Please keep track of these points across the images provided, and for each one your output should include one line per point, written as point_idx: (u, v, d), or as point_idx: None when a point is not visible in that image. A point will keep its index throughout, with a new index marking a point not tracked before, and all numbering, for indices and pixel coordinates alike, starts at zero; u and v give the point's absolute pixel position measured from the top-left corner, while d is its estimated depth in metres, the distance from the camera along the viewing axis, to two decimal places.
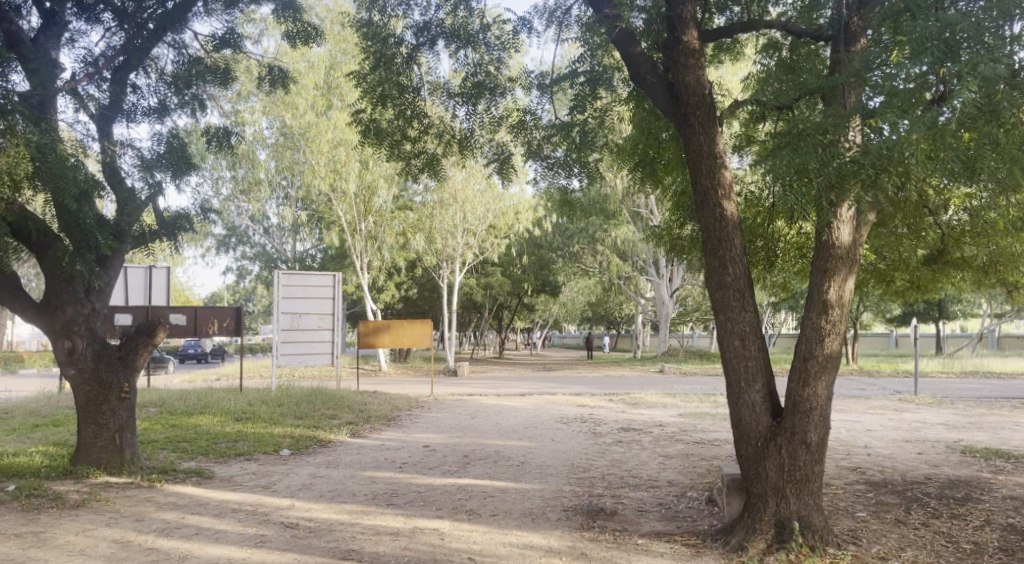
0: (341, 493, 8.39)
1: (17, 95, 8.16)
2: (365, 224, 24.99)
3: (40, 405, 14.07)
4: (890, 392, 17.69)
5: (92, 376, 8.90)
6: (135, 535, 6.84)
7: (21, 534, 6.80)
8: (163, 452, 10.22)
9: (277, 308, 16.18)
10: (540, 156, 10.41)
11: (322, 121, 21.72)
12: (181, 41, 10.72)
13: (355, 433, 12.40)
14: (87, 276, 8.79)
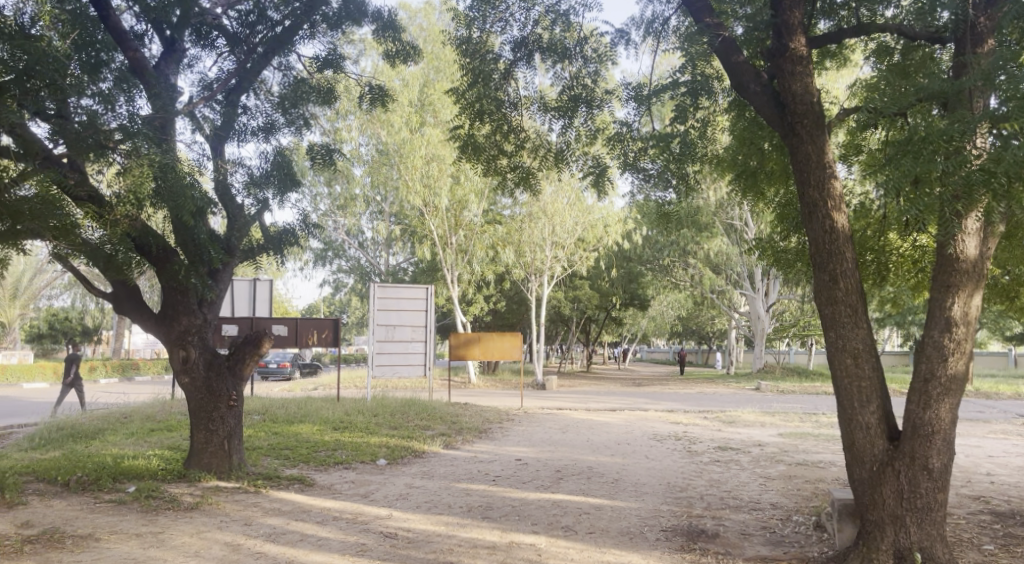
0: (437, 504, 8.46)
1: (141, 119, 8.66)
2: (456, 238, 25.28)
3: (155, 410, 14.76)
4: (1009, 416, 16.62)
5: (203, 384, 9.28)
6: (244, 539, 7.07)
7: (141, 534, 7.13)
8: (268, 459, 10.55)
9: (372, 320, 16.54)
10: (637, 168, 10.16)
11: (416, 137, 22.18)
12: (288, 63, 11.13)
13: (448, 444, 12.50)
14: (201, 289, 9.24)
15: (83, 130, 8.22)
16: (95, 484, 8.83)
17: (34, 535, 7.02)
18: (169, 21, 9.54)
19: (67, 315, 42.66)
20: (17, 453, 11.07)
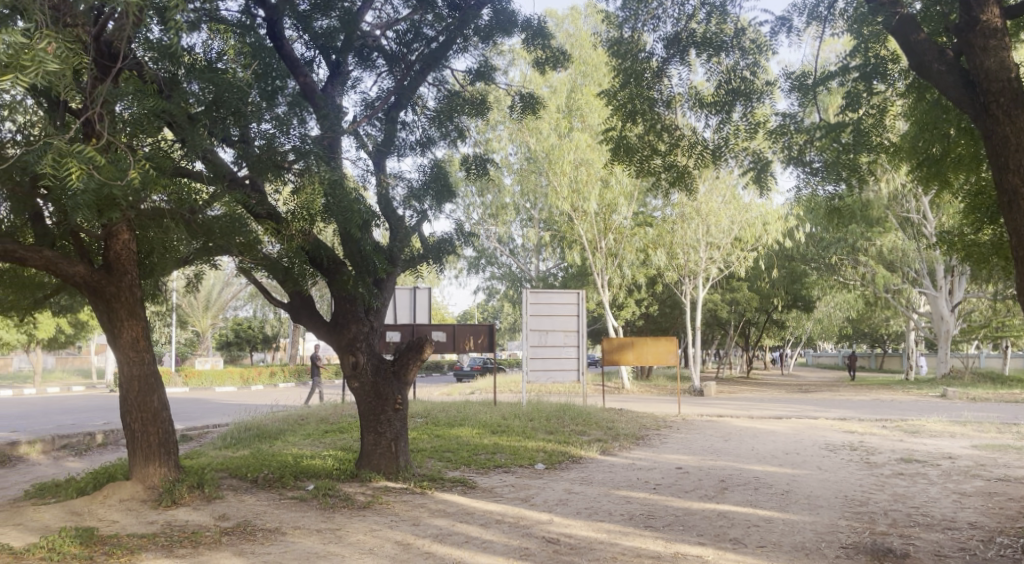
0: (598, 511, 8.34)
1: (312, 139, 9.16)
2: (606, 242, 25.07)
3: (328, 413, 15.58)
4: None
5: (371, 389, 9.64)
6: (413, 539, 7.24)
7: (320, 530, 7.47)
8: (432, 461, 10.82)
9: (526, 325, 16.68)
10: (801, 162, 9.51)
11: (565, 142, 22.18)
12: (441, 78, 11.42)
13: (606, 450, 12.35)
14: (367, 297, 9.60)
15: (263, 154, 8.79)
16: (280, 482, 9.38)
17: (228, 527, 7.52)
18: (334, 45, 10.07)
19: (249, 323, 46.02)
20: (212, 451, 11.98)
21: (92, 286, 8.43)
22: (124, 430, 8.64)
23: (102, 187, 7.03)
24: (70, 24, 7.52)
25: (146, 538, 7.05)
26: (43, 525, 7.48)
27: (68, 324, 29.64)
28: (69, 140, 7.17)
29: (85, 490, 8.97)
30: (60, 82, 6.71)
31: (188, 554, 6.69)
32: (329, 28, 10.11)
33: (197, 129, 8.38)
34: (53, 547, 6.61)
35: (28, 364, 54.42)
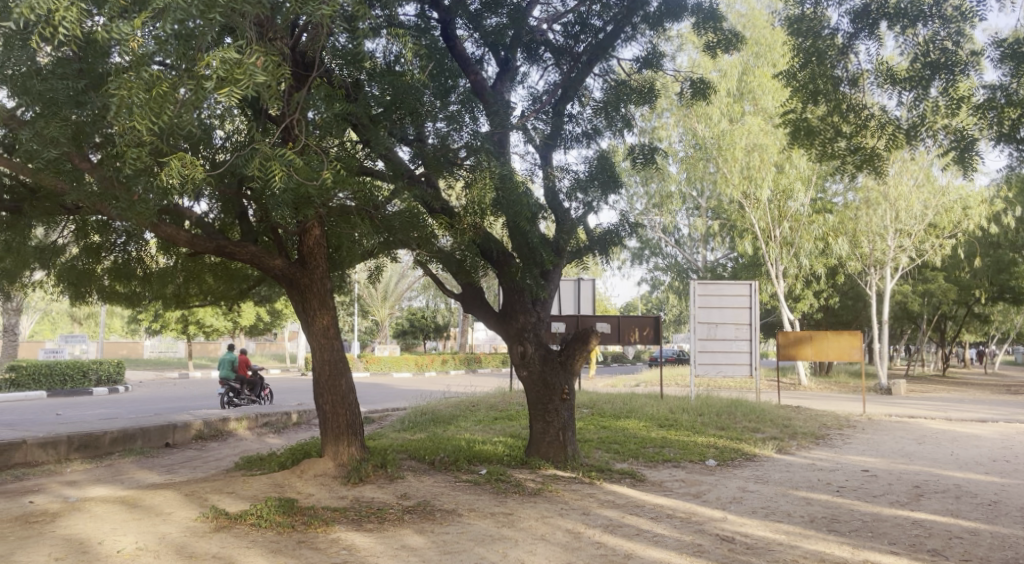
0: (776, 511, 8.03)
1: (484, 135, 9.45)
2: (781, 230, 24.04)
3: (496, 400, 16.00)
4: None
5: (540, 378, 9.81)
6: (584, 528, 7.29)
7: (494, 514, 7.69)
8: (600, 452, 10.85)
9: (693, 318, 16.33)
10: (1014, 138, 8.64)
11: (736, 127, 21.53)
12: (608, 68, 11.35)
13: (782, 449, 11.88)
14: (535, 289, 9.74)
15: (437, 151, 9.22)
16: (455, 465, 9.76)
17: (409, 506, 7.90)
18: (504, 43, 10.34)
19: (422, 313, 48.11)
20: (392, 434, 12.61)
21: (289, 278, 9.15)
22: (316, 410, 9.34)
23: (299, 187, 7.60)
24: (273, 38, 7.97)
25: (338, 512, 7.55)
26: (251, 494, 8.20)
27: (266, 312, 32.37)
28: (272, 145, 7.81)
29: (285, 464, 9.77)
30: (266, 91, 7.30)
31: (375, 529, 7.09)
32: (498, 25, 10.21)
33: (380, 130, 8.88)
34: (260, 515, 7.22)
35: (232, 349, 59.89)
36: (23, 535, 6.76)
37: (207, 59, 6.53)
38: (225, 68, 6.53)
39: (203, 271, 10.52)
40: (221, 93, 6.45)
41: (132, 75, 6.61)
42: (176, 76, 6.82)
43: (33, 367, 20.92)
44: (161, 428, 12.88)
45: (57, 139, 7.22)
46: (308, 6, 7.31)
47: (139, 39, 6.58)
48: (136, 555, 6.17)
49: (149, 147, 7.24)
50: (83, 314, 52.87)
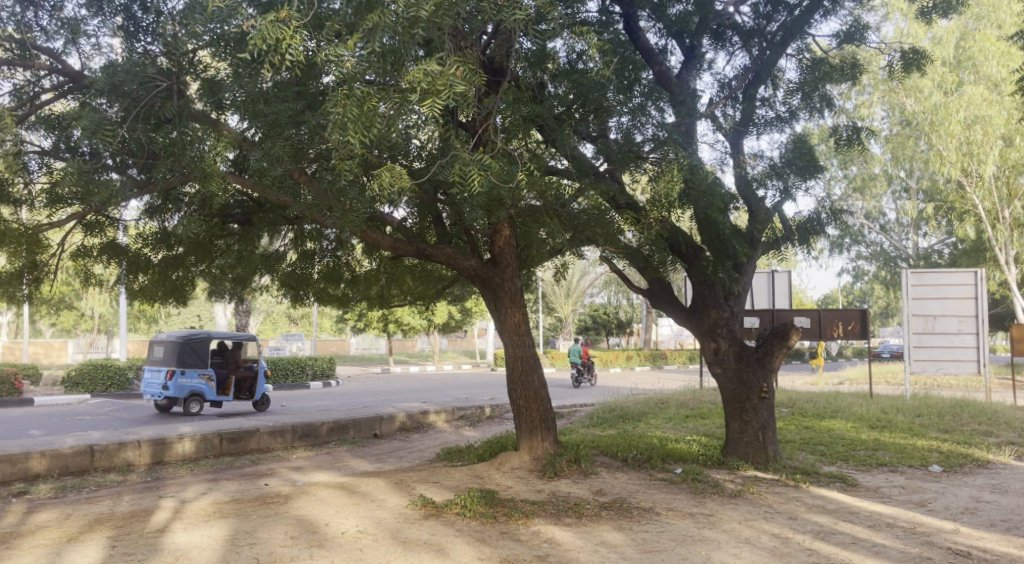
0: (1019, 526, 7.29)
1: (670, 126, 9.32)
2: (1011, 211, 21.75)
3: (688, 398, 15.69)
4: None
5: (735, 376, 9.52)
6: (793, 533, 6.99)
7: (695, 514, 7.57)
8: (803, 454, 10.38)
9: (907, 310, 15.20)
10: None
11: (952, 99, 19.88)
12: (804, 46, 10.79)
13: (1022, 456, 10.75)
14: (728, 283, 9.48)
15: (623, 147, 9.21)
16: (649, 463, 9.70)
17: (607, 502, 7.95)
18: (690, 29, 10.14)
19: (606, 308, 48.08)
20: (583, 429, 12.74)
21: (480, 277, 9.47)
22: (510, 405, 9.61)
23: (493, 190, 7.90)
24: (466, 47, 8.28)
25: (537, 505, 7.72)
26: (454, 485, 8.58)
27: (457, 310, 33.64)
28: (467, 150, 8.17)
29: (484, 457, 10.14)
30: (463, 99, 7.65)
31: (575, 524, 7.19)
32: (683, 13, 10.08)
33: (565, 128, 9.00)
34: (465, 505, 7.53)
35: (426, 346, 62.71)
36: (262, 514, 7.48)
37: (412, 73, 6.94)
38: (427, 80, 6.90)
39: (404, 273, 11.15)
40: (425, 104, 6.82)
41: (345, 93, 7.18)
42: (382, 91, 7.28)
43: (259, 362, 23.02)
44: (369, 419, 13.77)
45: (282, 157, 8.04)
46: (502, 12, 7.55)
47: (349, 60, 7.12)
48: (357, 538, 6.66)
49: (359, 160, 7.83)
50: (296, 314, 57.76)
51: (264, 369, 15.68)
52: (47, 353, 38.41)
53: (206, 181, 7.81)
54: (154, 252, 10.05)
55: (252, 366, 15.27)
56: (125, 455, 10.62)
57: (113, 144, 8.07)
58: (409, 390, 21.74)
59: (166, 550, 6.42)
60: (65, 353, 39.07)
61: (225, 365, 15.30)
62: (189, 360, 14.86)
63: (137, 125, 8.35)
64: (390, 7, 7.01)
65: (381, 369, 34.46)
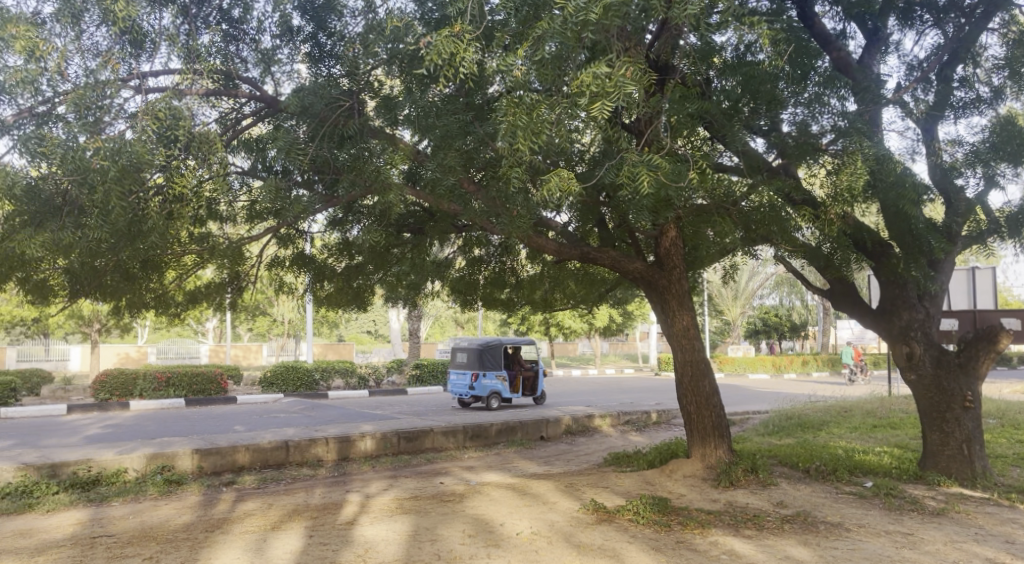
0: None
1: (852, 115, 8.81)
2: None
3: (876, 406, 14.68)
4: None
5: (933, 382, 8.81)
6: (1010, 559, 6.34)
7: (890, 532, 7.05)
8: (1018, 470, 9.41)
9: None
10: None
11: None
12: (1012, 18, 9.82)
13: None
14: (923, 282, 8.80)
15: (798, 139, 8.78)
16: (835, 475, 9.16)
17: (790, 515, 7.58)
18: (874, 11, 9.56)
19: (779, 311, 45.95)
20: (757, 437, 12.23)
21: (647, 280, 9.35)
22: (680, 411, 9.40)
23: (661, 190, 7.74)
24: (631, 47, 8.00)
25: (714, 515, 7.50)
26: (626, 490, 8.51)
27: (619, 313, 33.24)
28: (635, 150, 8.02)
29: (654, 463, 9.97)
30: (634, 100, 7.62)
31: (756, 536, 6.91)
32: None
33: (734, 123, 8.82)
34: (637, 511, 7.44)
35: (589, 350, 62.67)
36: (441, 512, 7.75)
37: (582, 78, 6.97)
38: (598, 83, 6.89)
39: (568, 277, 11.24)
40: (595, 107, 6.80)
41: (515, 101, 7.36)
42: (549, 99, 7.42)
43: (430, 365, 23.86)
44: (536, 422, 13.92)
45: (453, 167, 8.35)
46: (671, 10, 7.43)
47: (520, 68, 7.28)
48: (532, 539, 6.75)
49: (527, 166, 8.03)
50: (464, 318, 59.70)
51: (539, 368, 18.18)
52: (245, 356, 42.04)
53: (385, 194, 8.30)
54: (337, 262, 10.73)
55: (536, 368, 17.53)
56: (314, 451, 11.37)
57: (304, 163, 8.70)
58: (573, 393, 21.84)
59: (356, 542, 6.80)
60: (261, 357, 42.85)
61: (512, 367, 17.47)
62: (488, 365, 16.95)
63: (323, 143, 8.97)
64: (558, 13, 7.16)
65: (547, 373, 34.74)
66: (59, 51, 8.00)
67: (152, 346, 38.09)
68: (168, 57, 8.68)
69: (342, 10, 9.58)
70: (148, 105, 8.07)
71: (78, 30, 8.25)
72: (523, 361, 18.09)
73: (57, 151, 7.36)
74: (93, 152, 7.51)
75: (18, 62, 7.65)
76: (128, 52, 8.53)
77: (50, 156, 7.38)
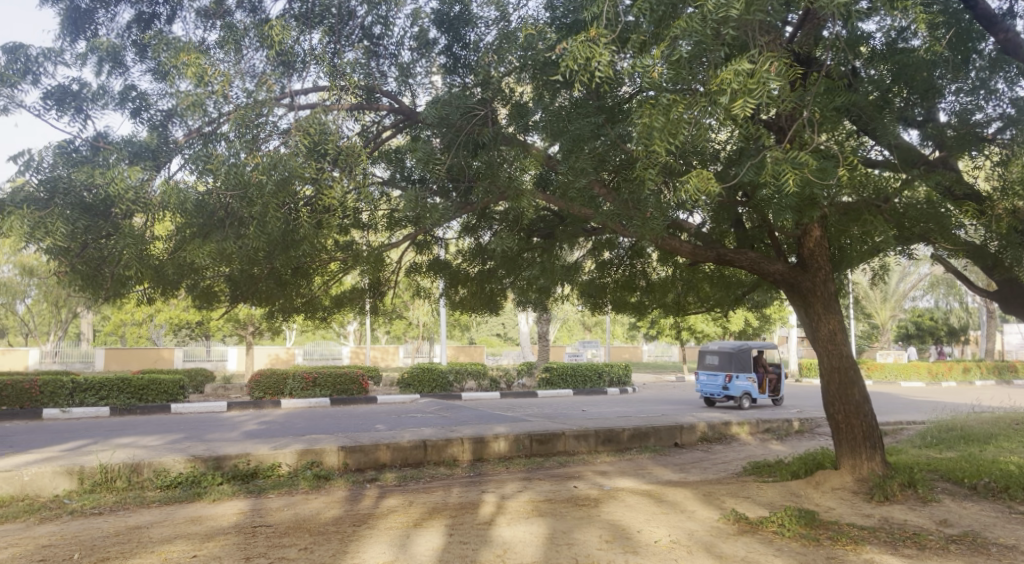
0: None
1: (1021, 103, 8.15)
2: None
3: None
4: None
5: None
6: None
7: None
8: None
9: None
10: None
11: None
12: None
13: None
14: None
15: (959, 130, 8.24)
16: (1006, 492, 8.41)
17: (955, 534, 7.02)
18: None
19: (933, 314, 42.67)
20: (914, 449, 11.40)
21: (790, 282, 8.95)
22: (828, 419, 8.91)
23: (807, 188, 7.35)
24: (770, 42, 7.52)
25: (868, 531, 7.07)
26: (770, 501, 8.18)
27: (756, 316, 32.05)
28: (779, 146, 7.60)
29: (799, 474, 9.50)
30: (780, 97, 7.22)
31: (916, 556, 6.45)
32: None
33: (887, 115, 8.22)
34: (782, 523, 7.13)
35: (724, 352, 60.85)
36: (577, 516, 7.74)
37: (723, 75, 6.74)
38: (739, 80, 6.65)
39: (701, 280, 10.94)
40: (739, 106, 6.59)
41: (651, 102, 7.21)
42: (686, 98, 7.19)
43: (560, 368, 23.85)
44: (670, 428, 13.65)
45: (586, 170, 8.29)
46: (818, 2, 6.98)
47: (657, 68, 7.06)
48: (671, 548, 6.62)
49: (661, 168, 7.81)
50: (596, 320, 59.50)
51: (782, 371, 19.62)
52: (384, 357, 43.96)
53: (519, 200, 8.51)
54: (470, 266, 10.95)
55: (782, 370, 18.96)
56: (451, 451, 11.67)
57: (440, 172, 8.92)
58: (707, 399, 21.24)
59: (494, 542, 6.90)
60: (397, 358, 44.62)
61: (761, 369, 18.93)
62: (740, 366, 18.55)
63: (458, 152, 9.13)
64: (697, 11, 6.91)
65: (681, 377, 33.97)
66: (223, 76, 8.44)
67: (299, 347, 40.34)
68: (317, 75, 9.19)
69: (476, 20, 9.72)
70: (301, 121, 8.56)
71: (239, 54, 8.80)
72: (769, 365, 19.51)
73: (223, 167, 7.98)
74: (252, 167, 8.04)
75: (189, 87, 8.17)
76: (281, 73, 9.06)
77: (217, 171, 8.00)
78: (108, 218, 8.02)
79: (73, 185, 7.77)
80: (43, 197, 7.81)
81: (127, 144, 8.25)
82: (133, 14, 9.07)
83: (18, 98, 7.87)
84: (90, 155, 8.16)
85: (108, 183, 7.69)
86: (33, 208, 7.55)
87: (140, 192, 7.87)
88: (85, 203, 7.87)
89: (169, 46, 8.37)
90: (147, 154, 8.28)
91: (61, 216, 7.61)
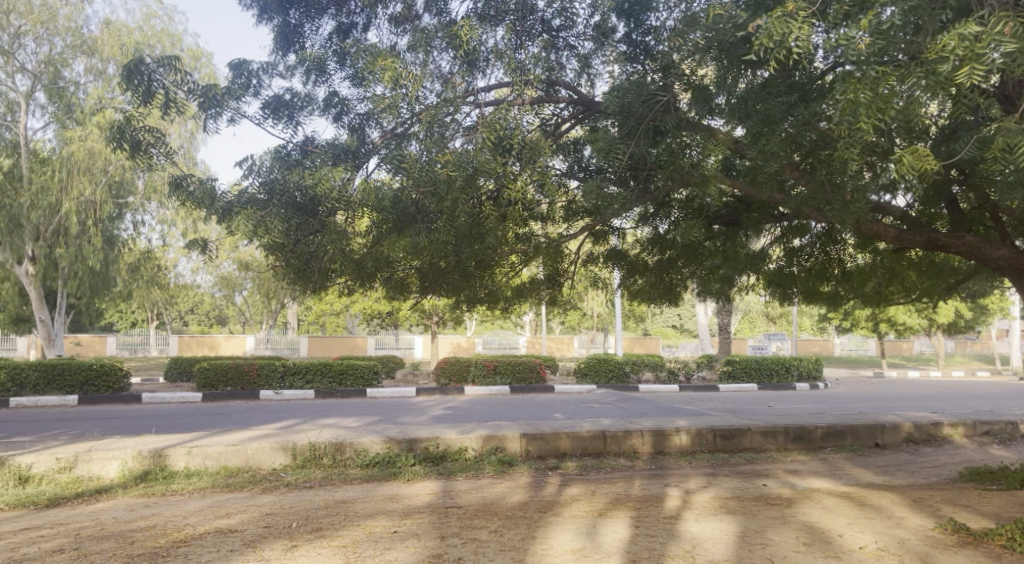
0: None
1: None
2: None
3: None
4: None
5: None
6: None
7: None
8: None
9: None
10: None
11: None
12: None
13: None
14: None
15: None
16: None
17: None
18: None
19: None
20: None
21: (1018, 268, 7.99)
22: None
23: None
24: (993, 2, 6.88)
25: None
26: (994, 513, 7.48)
27: (966, 308, 29.39)
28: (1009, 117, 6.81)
29: None
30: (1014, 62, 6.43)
31: None
32: None
33: None
34: (1013, 536, 6.43)
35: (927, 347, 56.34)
36: (770, 516, 7.48)
37: (944, 41, 6.12)
38: (964, 45, 6.01)
39: (904, 268, 10.18)
40: (965, 73, 5.94)
41: (854, 77, 6.65)
42: (897, 69, 6.62)
43: (743, 361, 23.02)
44: (869, 427, 12.83)
45: (777, 153, 7.89)
46: None
47: (862, 41, 6.54)
48: (879, 556, 6.23)
49: (866, 147, 7.29)
50: (779, 310, 57.10)
51: None
52: (560, 346, 44.54)
53: (704, 185, 8.32)
54: (650, 256, 10.88)
55: None
56: (631, 442, 11.63)
57: (621, 162, 8.92)
58: (907, 397, 19.72)
59: (682, 537, 6.82)
60: (572, 347, 45.09)
61: None
62: None
63: (640, 141, 9.04)
64: None
65: (875, 373, 31.88)
66: (416, 78, 8.84)
67: (480, 336, 41.76)
68: (501, 72, 9.42)
69: (656, 5, 9.67)
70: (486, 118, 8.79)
71: (428, 55, 9.21)
72: None
73: (415, 165, 8.26)
74: (441, 164, 8.29)
75: (385, 90, 8.61)
76: (466, 72, 9.37)
77: (410, 170, 8.28)
78: (317, 216, 8.58)
79: (287, 187, 8.38)
80: (263, 198, 8.52)
81: (331, 147, 8.85)
82: (334, 25, 9.69)
83: (242, 109, 8.65)
84: (300, 158, 8.85)
85: (316, 184, 8.23)
86: (254, 208, 8.29)
87: (342, 191, 8.37)
88: (297, 203, 8.45)
89: (366, 53, 8.86)
90: (348, 155, 8.85)
91: (277, 215, 8.28)
